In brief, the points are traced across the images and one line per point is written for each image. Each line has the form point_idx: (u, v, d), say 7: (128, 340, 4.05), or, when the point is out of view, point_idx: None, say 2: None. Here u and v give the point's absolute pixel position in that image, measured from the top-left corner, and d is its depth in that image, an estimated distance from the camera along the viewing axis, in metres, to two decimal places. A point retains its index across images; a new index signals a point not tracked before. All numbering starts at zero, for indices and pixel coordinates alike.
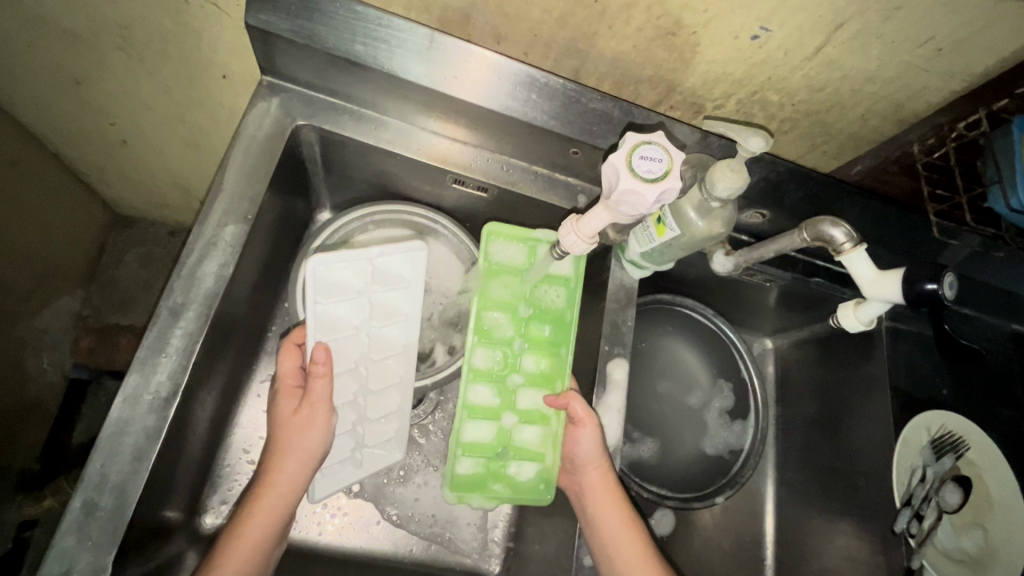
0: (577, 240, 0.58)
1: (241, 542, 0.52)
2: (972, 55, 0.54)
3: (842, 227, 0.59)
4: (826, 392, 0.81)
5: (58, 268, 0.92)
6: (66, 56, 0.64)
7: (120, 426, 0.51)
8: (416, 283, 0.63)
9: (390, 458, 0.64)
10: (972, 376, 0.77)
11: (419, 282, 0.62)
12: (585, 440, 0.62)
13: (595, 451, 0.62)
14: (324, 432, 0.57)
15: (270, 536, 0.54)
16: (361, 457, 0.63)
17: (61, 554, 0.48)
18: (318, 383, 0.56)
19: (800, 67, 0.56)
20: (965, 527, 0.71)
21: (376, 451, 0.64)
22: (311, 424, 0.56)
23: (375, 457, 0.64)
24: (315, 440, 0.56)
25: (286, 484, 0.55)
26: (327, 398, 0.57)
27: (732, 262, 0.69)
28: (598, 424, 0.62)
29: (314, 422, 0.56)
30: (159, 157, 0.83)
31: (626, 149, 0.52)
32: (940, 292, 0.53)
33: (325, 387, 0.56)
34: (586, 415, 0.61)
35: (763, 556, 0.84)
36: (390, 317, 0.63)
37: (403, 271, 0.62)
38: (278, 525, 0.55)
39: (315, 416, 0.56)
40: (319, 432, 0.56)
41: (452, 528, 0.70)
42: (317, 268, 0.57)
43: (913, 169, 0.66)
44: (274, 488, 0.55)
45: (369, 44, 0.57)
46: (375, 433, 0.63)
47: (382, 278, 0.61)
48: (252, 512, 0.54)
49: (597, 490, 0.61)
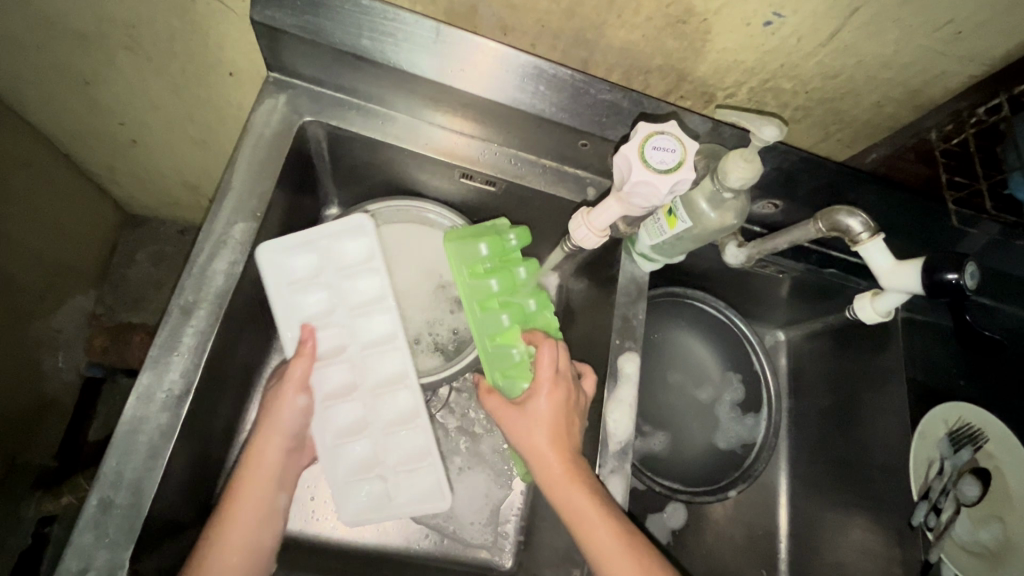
0: (588, 233, 0.58)
1: (233, 515, 0.54)
2: (992, 37, 0.52)
3: (859, 216, 0.57)
4: (840, 384, 0.80)
5: (71, 268, 0.92)
6: (75, 57, 0.64)
7: (135, 424, 0.51)
8: (378, 262, 0.63)
9: (423, 487, 0.62)
10: (987, 367, 0.76)
11: (379, 260, 0.63)
12: (534, 443, 0.56)
13: (555, 448, 0.55)
14: (296, 411, 0.58)
15: (264, 507, 0.56)
16: (395, 484, 0.62)
17: (79, 551, 0.48)
18: (300, 365, 0.57)
19: (814, 53, 0.54)
20: (982, 520, 0.71)
21: (407, 475, 0.62)
22: (284, 401, 0.57)
23: (412, 489, 0.62)
24: (294, 413, 0.58)
25: (264, 462, 0.56)
26: (304, 378, 0.58)
27: (744, 254, 0.68)
28: (527, 409, 0.57)
29: (286, 399, 0.57)
30: (169, 157, 0.84)
31: (637, 140, 0.51)
32: (961, 283, 0.51)
33: (305, 367, 0.57)
34: (500, 414, 0.59)
35: (775, 549, 0.83)
36: (375, 308, 0.63)
37: (365, 256, 0.63)
38: (274, 497, 0.57)
39: (287, 395, 0.57)
40: (292, 408, 0.57)
41: (456, 523, 0.69)
42: (273, 257, 0.59)
43: (930, 155, 0.65)
44: (254, 465, 0.56)
45: (375, 38, 0.56)
46: (399, 450, 0.63)
47: (342, 271, 0.63)
48: (241, 487, 0.55)
49: (569, 488, 0.54)
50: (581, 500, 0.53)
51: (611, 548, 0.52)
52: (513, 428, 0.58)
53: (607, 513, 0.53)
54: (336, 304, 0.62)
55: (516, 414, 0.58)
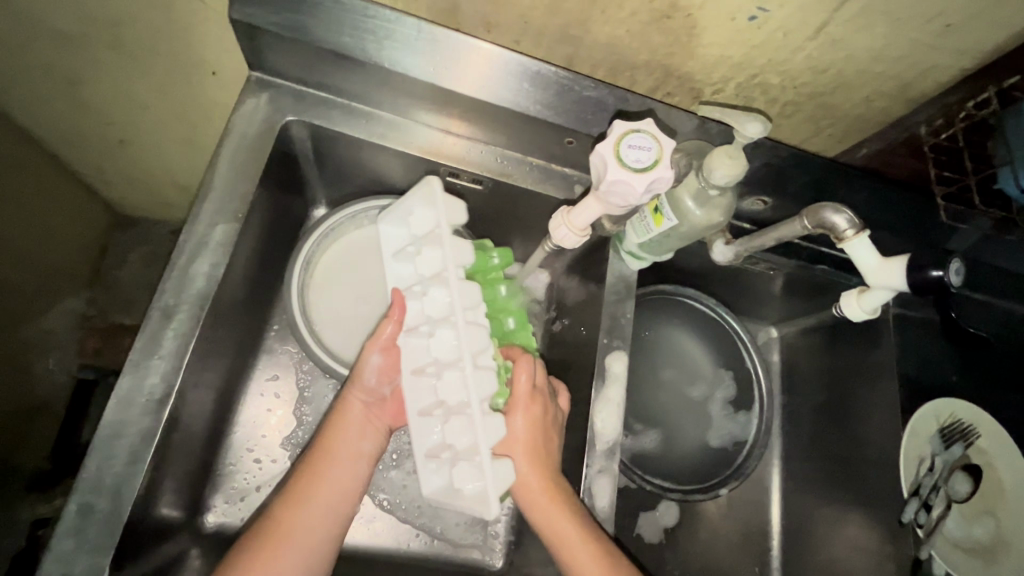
0: (568, 232, 0.57)
1: (327, 455, 0.56)
2: (982, 30, 0.52)
3: (845, 213, 0.57)
4: (833, 381, 0.79)
5: (62, 270, 0.92)
6: (58, 57, 0.63)
7: (115, 428, 0.51)
8: (442, 229, 0.54)
9: (480, 491, 0.51)
10: (981, 363, 0.76)
11: (442, 227, 0.54)
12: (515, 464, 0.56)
13: (532, 459, 0.57)
14: (379, 369, 0.57)
15: (353, 454, 0.57)
16: (461, 478, 0.52)
17: (59, 557, 0.48)
18: (388, 326, 0.56)
19: (802, 47, 0.54)
20: (976, 516, 0.70)
21: (469, 476, 0.52)
22: (370, 357, 0.57)
23: (472, 484, 0.52)
24: (372, 370, 0.57)
25: (349, 412, 0.58)
26: (388, 338, 0.56)
27: (732, 251, 0.67)
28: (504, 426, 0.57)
29: (370, 355, 0.57)
30: (157, 157, 0.83)
31: (615, 138, 0.51)
32: (946, 279, 0.51)
33: (386, 329, 0.56)
34: None
35: (769, 546, 0.83)
36: (437, 279, 0.55)
37: (432, 224, 0.55)
38: (362, 446, 0.58)
39: (372, 350, 0.57)
40: (375, 365, 0.57)
41: (442, 523, 0.69)
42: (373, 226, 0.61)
43: (920, 150, 0.65)
44: (341, 414, 0.58)
45: (357, 35, 0.56)
46: (462, 444, 0.52)
47: (423, 237, 0.57)
48: (337, 430, 0.57)
49: (536, 496, 0.56)
50: (564, 525, 0.54)
51: (578, 551, 0.54)
52: None
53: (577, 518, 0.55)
54: (420, 271, 0.56)
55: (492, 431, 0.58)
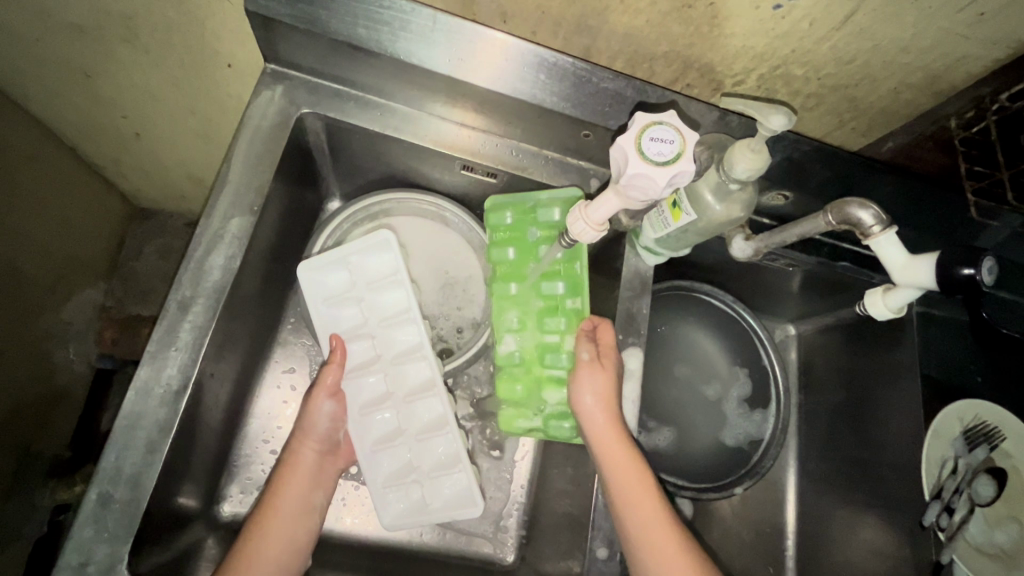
0: (586, 227, 0.55)
1: (276, 508, 0.57)
2: (1018, 18, 0.49)
3: (870, 209, 0.55)
4: (852, 380, 0.78)
5: (80, 262, 0.93)
6: (75, 49, 0.64)
7: (133, 419, 0.51)
8: (402, 275, 0.62)
9: (467, 494, 0.61)
10: (1009, 364, 0.74)
11: (403, 273, 0.62)
12: (597, 416, 0.58)
13: (606, 412, 0.58)
14: (326, 417, 0.60)
15: (304, 506, 0.58)
16: (431, 491, 0.62)
17: (79, 545, 0.49)
18: (331, 371, 0.60)
19: (827, 38, 0.52)
20: (998, 521, 0.68)
21: (442, 480, 0.62)
22: (319, 404, 0.60)
23: (447, 494, 0.61)
24: (325, 416, 0.60)
25: (299, 464, 0.59)
26: (337, 384, 0.60)
27: (751, 247, 0.66)
28: (599, 369, 0.60)
29: (317, 403, 0.60)
30: (172, 150, 0.83)
31: (636, 131, 0.50)
32: (977, 277, 0.49)
33: (335, 375, 0.60)
34: (586, 356, 0.60)
35: (783, 547, 0.82)
36: (396, 320, 0.63)
37: (387, 270, 0.63)
38: (315, 496, 0.60)
39: (318, 399, 0.60)
40: (324, 415, 0.60)
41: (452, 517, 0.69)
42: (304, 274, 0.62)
43: (948, 144, 0.63)
44: (292, 467, 0.59)
45: (371, 27, 0.55)
46: (428, 455, 0.62)
47: (369, 282, 0.63)
48: (288, 477, 0.58)
49: (611, 443, 0.57)
50: (632, 479, 0.56)
51: (638, 497, 0.56)
52: (580, 380, 0.59)
53: (642, 467, 0.57)
54: (365, 315, 0.63)
55: (597, 372, 0.59)
